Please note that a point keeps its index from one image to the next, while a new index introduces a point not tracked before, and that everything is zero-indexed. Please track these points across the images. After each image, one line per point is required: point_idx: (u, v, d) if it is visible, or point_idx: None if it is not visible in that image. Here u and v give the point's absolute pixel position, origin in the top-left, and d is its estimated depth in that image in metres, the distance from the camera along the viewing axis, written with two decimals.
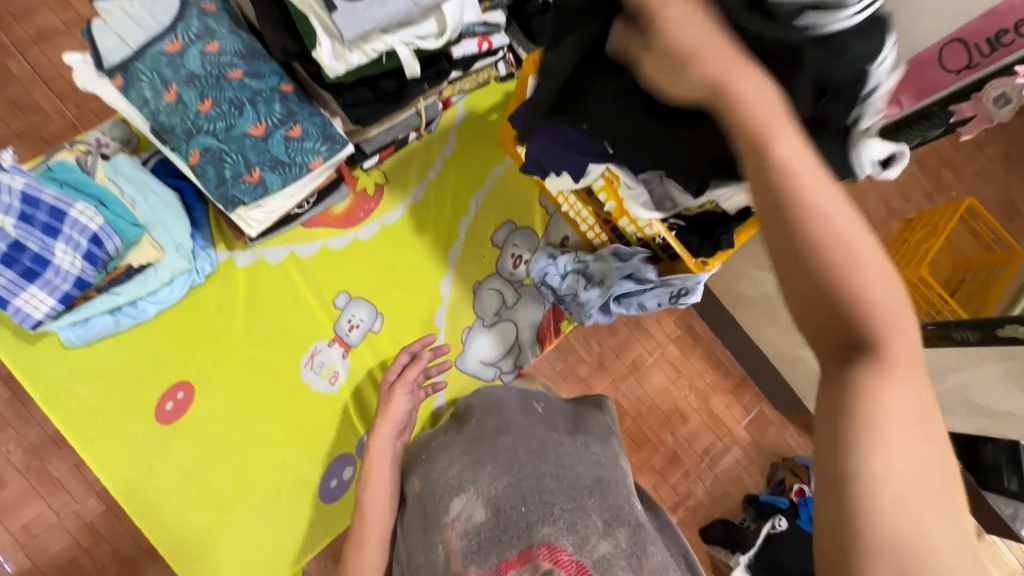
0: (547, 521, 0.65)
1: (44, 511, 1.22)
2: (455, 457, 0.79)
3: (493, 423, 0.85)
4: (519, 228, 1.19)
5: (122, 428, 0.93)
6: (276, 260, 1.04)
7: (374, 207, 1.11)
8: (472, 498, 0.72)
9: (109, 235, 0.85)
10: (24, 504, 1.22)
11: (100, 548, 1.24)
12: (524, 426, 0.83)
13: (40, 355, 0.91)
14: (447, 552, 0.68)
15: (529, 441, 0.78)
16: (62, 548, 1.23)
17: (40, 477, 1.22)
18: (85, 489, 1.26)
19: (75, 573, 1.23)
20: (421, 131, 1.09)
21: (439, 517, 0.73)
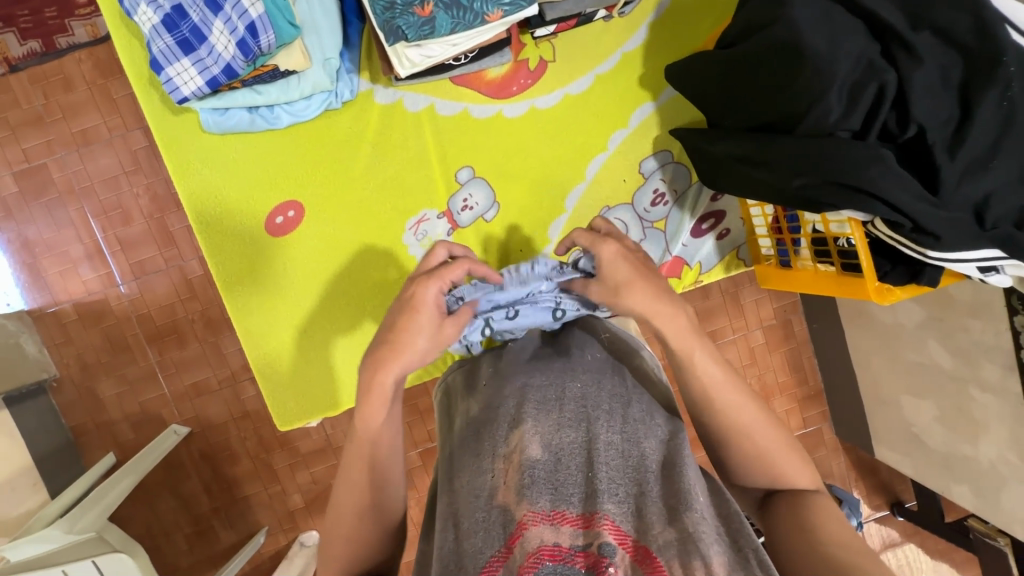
0: (613, 494, 0.59)
1: (155, 257, 1.36)
2: (518, 383, 0.74)
3: (561, 354, 0.79)
4: (675, 162, 1.03)
5: (234, 228, 0.96)
6: (414, 109, 0.97)
7: (529, 84, 0.98)
8: (533, 432, 0.65)
9: (265, 28, 0.79)
10: (141, 245, 1.35)
11: (192, 305, 1.38)
12: (593, 366, 0.75)
13: (181, 127, 0.93)
14: (495, 480, 0.63)
15: (600, 393, 0.71)
16: (163, 292, 1.38)
17: (159, 227, 1.35)
18: (191, 252, 1.38)
19: (171, 316, 1.38)
20: (613, 12, 0.93)
21: (492, 435, 0.68)
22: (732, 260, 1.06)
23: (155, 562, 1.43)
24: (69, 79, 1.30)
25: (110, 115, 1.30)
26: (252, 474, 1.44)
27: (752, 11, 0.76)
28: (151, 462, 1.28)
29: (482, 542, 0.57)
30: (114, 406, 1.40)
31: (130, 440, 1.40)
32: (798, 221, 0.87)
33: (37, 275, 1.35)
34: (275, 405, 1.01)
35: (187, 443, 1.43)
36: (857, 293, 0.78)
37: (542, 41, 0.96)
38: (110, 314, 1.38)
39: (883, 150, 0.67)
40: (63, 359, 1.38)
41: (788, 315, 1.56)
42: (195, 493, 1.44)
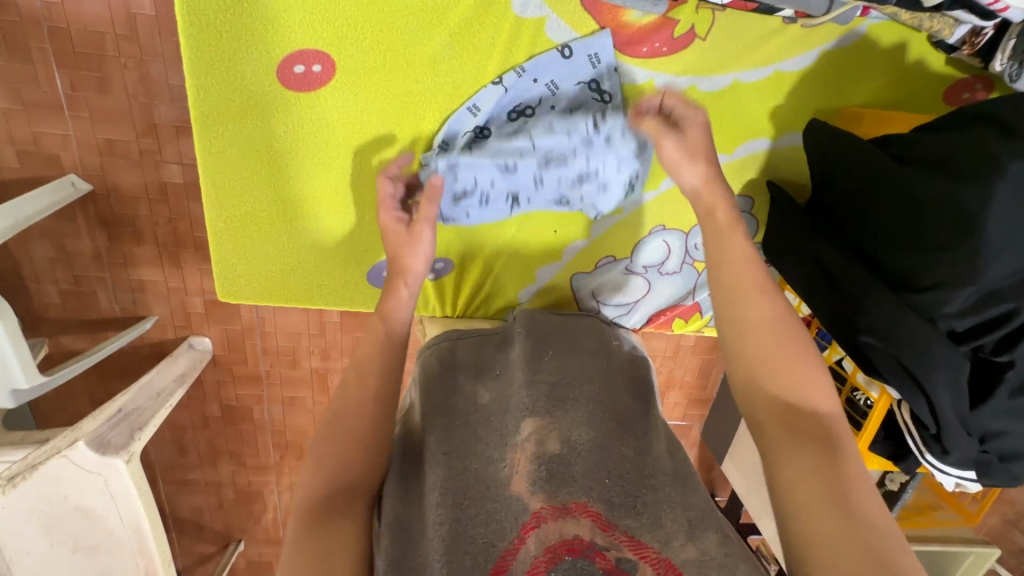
0: (630, 508, 0.64)
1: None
2: (534, 374, 0.76)
3: (580, 355, 0.81)
4: (750, 212, 0.92)
5: (242, 48, 0.72)
6: (522, 15, 0.73)
7: (662, 52, 0.78)
8: (550, 428, 0.70)
9: None
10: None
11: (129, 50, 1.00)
12: (607, 376, 0.80)
13: None
14: (505, 467, 0.66)
15: (613, 401, 0.76)
16: (96, 16, 0.97)
17: None
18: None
19: (98, 53, 1.00)
20: (797, 16, 0.76)
21: (503, 424, 0.71)
22: None
23: (16, 305, 1.24)
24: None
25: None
26: (156, 262, 1.23)
27: (955, 145, 0.64)
28: (41, 209, 1.01)
29: (491, 531, 0.60)
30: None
31: (15, 173, 1.09)
32: (826, 343, 0.85)
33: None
34: (221, 270, 0.87)
35: (86, 204, 1.15)
36: None
37: (706, 7, 0.75)
38: (9, 6, 0.95)
39: (966, 363, 0.64)
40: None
41: None
42: (82, 258, 1.21)
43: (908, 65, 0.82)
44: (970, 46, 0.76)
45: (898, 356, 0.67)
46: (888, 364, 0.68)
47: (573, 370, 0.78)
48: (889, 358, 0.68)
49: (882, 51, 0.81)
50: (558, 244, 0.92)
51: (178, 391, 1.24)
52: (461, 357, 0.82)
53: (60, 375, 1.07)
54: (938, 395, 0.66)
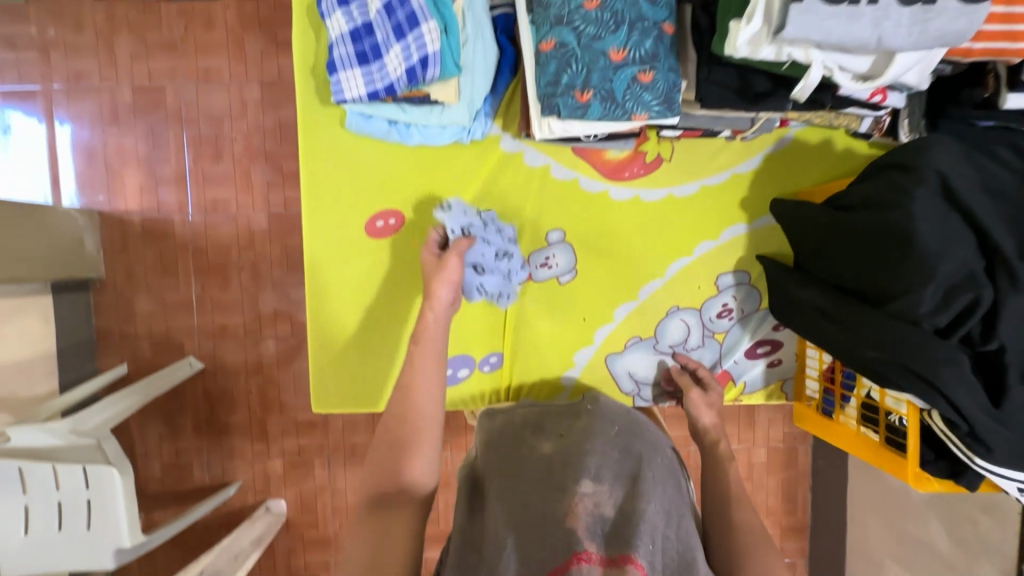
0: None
1: (230, 199, 1.43)
2: (601, 444, 0.80)
3: (646, 444, 0.84)
4: (750, 283, 1.08)
5: (341, 214, 1.03)
6: (532, 165, 1.03)
7: (640, 174, 1.04)
8: (612, 492, 0.73)
9: (434, 62, 0.87)
10: (222, 184, 1.43)
11: (247, 254, 1.45)
12: (667, 462, 0.83)
13: (325, 120, 1.01)
14: (565, 508, 0.70)
15: (671, 487, 0.79)
16: (226, 235, 1.44)
17: (243, 174, 1.42)
18: (263, 205, 1.44)
19: (224, 258, 1.45)
20: (737, 134, 1.00)
21: (569, 475, 0.75)
22: (775, 390, 1.10)
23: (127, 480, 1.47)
24: (214, 21, 1.39)
25: (236, 62, 1.39)
26: (246, 427, 1.48)
27: (882, 187, 0.81)
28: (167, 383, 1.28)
29: (547, 552, 0.66)
30: (144, 322, 1.46)
31: (147, 359, 1.46)
32: (853, 379, 0.92)
33: (119, 181, 1.43)
34: (318, 386, 1.07)
35: (197, 378, 1.47)
36: (895, 469, 0.82)
37: (664, 140, 1.03)
38: (168, 237, 1.44)
39: (963, 355, 0.71)
40: (113, 265, 1.44)
41: (794, 444, 1.66)
42: (184, 432, 1.48)
43: (836, 153, 1.05)
44: (879, 130, 0.99)
45: (901, 363, 0.74)
46: (897, 373, 0.76)
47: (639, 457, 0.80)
48: (895, 367, 0.76)
49: (812, 146, 1.05)
50: (589, 329, 1.08)
51: (253, 554, 1.26)
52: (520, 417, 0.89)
53: (155, 537, 1.02)
54: (953, 391, 0.71)
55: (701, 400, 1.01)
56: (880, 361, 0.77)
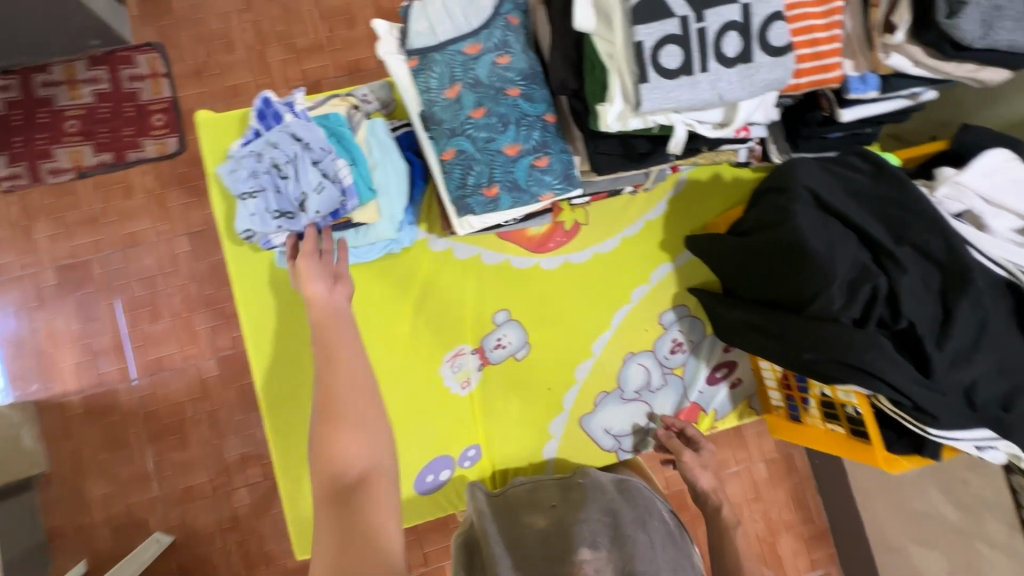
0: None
1: (175, 354, 1.40)
2: (597, 515, 0.80)
3: (642, 501, 0.85)
4: (691, 315, 1.14)
5: (290, 347, 1.04)
6: (463, 256, 1.09)
7: (564, 241, 1.11)
8: (610, 558, 0.73)
9: (351, 194, 0.94)
10: (165, 341, 1.40)
11: (202, 405, 1.40)
12: (665, 524, 0.83)
13: (256, 262, 1.03)
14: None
15: (672, 550, 0.77)
16: (176, 391, 1.40)
17: (184, 326, 1.41)
18: (211, 351, 1.42)
19: (178, 416, 1.39)
20: (638, 187, 1.10)
21: (566, 548, 0.76)
22: (744, 408, 1.14)
23: None
24: (131, 187, 1.41)
25: (161, 220, 1.41)
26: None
27: (767, 213, 0.90)
28: (133, 571, 1.19)
29: None
30: (98, 508, 1.35)
31: (109, 548, 1.33)
32: (806, 382, 0.97)
33: (51, 364, 1.37)
34: (297, 532, 1.01)
35: (168, 555, 1.35)
36: (867, 457, 0.86)
37: (577, 208, 1.12)
38: (116, 409, 1.38)
39: (883, 338, 0.77)
40: (56, 454, 1.35)
41: (788, 451, 1.69)
42: None
43: (728, 182, 1.17)
44: (755, 157, 1.12)
45: (834, 359, 0.80)
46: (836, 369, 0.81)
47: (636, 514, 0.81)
48: (830, 364, 0.81)
49: (705, 182, 1.16)
50: (556, 398, 1.10)
51: None
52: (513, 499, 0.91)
53: None
54: (888, 374, 0.76)
55: (695, 462, 0.98)
56: (816, 361, 0.83)
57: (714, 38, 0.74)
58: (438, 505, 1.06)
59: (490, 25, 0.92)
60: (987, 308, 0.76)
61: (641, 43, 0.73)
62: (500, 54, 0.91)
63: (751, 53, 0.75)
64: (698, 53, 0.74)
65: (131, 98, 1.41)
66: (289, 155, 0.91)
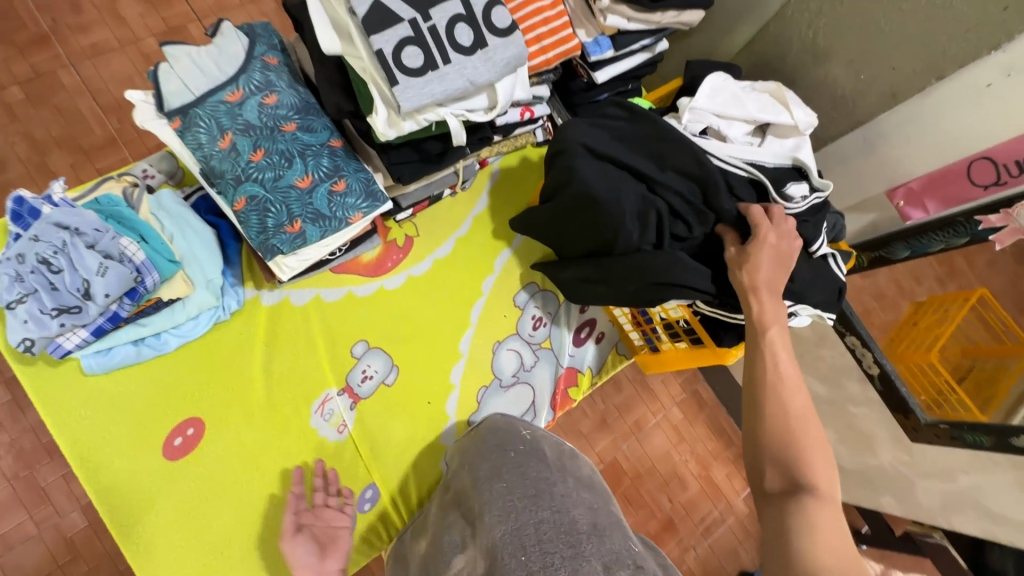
0: (546, 568, 0.60)
1: (25, 521, 1.22)
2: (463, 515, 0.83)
3: (493, 457, 0.88)
4: (542, 290, 1.19)
5: (129, 459, 0.93)
6: (300, 302, 1.05)
7: (401, 258, 1.12)
8: (477, 553, 0.74)
9: (148, 269, 0.87)
10: (7, 511, 1.21)
11: (76, 568, 1.23)
12: (515, 462, 0.84)
13: (60, 379, 0.91)
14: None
15: (524, 484, 0.78)
16: (40, 562, 1.22)
17: (27, 486, 1.23)
18: (70, 502, 1.25)
19: None
20: (456, 189, 1.13)
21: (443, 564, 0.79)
22: (614, 357, 1.23)
23: None
24: None
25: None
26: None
27: (554, 175, 0.95)
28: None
29: None
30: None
31: None
32: (648, 314, 1.07)
33: None
34: None
35: None
36: (706, 359, 0.98)
37: (404, 222, 1.13)
38: None
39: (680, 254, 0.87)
40: None
41: (693, 387, 1.83)
42: None
43: (537, 161, 1.25)
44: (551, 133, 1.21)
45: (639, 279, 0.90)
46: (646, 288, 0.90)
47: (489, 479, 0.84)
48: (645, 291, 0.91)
49: (517, 166, 1.24)
50: (439, 408, 1.10)
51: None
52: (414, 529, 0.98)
53: None
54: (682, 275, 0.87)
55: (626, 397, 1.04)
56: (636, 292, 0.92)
57: (447, 33, 0.80)
58: (350, 558, 1.02)
59: (247, 68, 0.90)
60: (746, 204, 0.89)
61: (381, 51, 0.76)
62: (265, 94, 0.90)
63: (484, 39, 0.82)
64: (435, 49, 0.80)
65: None
66: (44, 251, 0.81)
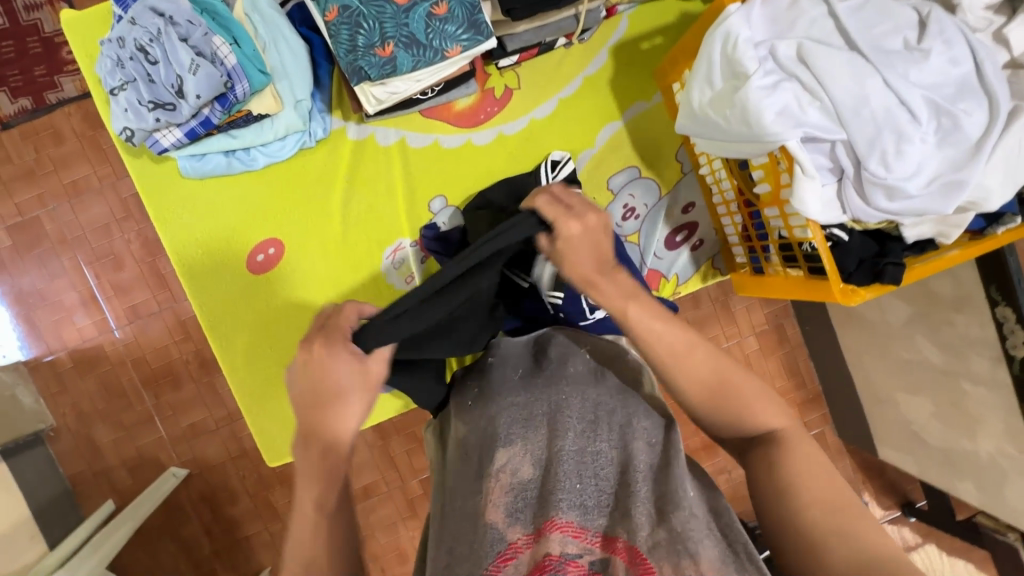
0: (600, 507, 0.61)
1: (149, 300, 1.40)
2: (514, 390, 0.74)
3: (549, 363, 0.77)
4: (642, 177, 1.05)
5: (218, 265, 0.99)
6: (385, 142, 1.00)
7: (496, 111, 1.01)
8: (522, 452, 0.66)
9: (239, 77, 0.83)
10: (134, 289, 1.40)
11: (186, 346, 1.42)
12: (580, 367, 0.75)
13: (164, 176, 0.96)
14: (482, 499, 0.63)
15: (586, 399, 0.70)
16: (156, 333, 1.42)
17: (151, 270, 1.39)
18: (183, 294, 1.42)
19: (165, 358, 1.42)
20: (572, 39, 0.97)
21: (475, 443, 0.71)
22: (708, 270, 1.08)
23: None
24: (60, 132, 1.35)
25: (99, 165, 1.35)
26: (253, 514, 1.46)
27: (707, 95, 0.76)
28: (150, 506, 1.31)
29: (475, 554, 0.58)
30: (112, 452, 1.43)
31: (130, 485, 1.43)
32: (764, 228, 0.90)
33: (32, 323, 1.39)
34: (266, 446, 1.03)
35: (186, 485, 1.45)
36: (824, 294, 0.81)
37: (506, 71, 1.00)
38: (104, 358, 1.41)
39: None
40: (58, 408, 1.41)
41: (780, 320, 1.66)
42: (195, 539, 1.46)
43: (675, 21, 1.02)
44: None
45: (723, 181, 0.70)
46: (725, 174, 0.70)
47: (541, 385, 0.74)
48: None
49: (650, 24, 1.02)
50: None
51: None
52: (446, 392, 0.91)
53: None
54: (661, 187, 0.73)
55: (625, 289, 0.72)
56: None
57: None
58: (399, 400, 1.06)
59: None
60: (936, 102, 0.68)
61: None
62: None
63: None
64: None
65: (35, 32, 1.31)
66: (143, 40, 0.80)
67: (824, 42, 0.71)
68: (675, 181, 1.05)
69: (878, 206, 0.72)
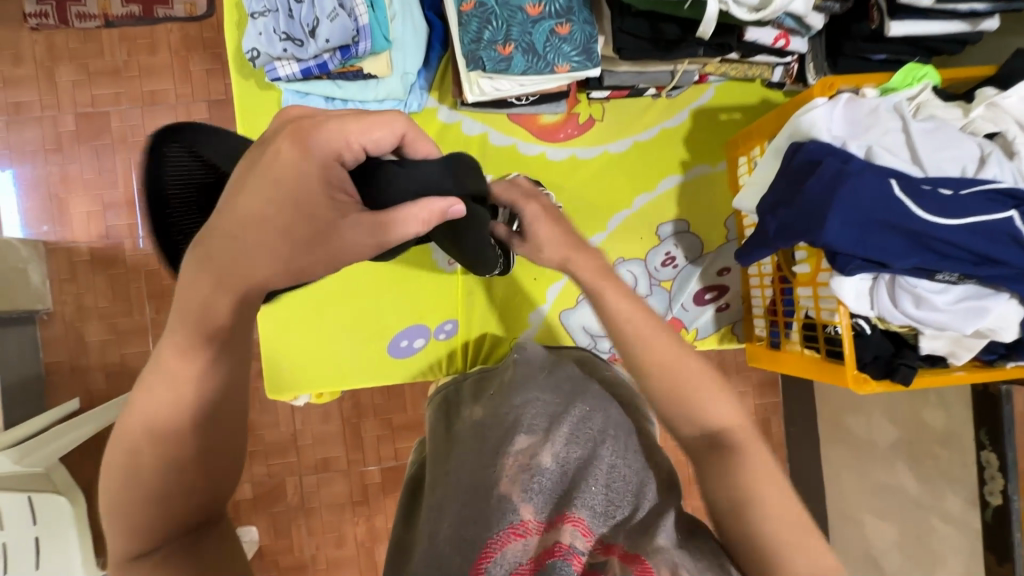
0: (606, 517, 0.63)
1: None
2: (541, 394, 0.77)
3: (573, 376, 0.83)
4: (689, 232, 1.11)
5: None
6: (469, 132, 1.07)
7: (575, 134, 1.09)
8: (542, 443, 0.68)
9: (365, 36, 0.90)
10: None
11: None
12: (602, 394, 0.80)
13: (265, 103, 1.03)
14: (496, 475, 0.64)
15: (606, 418, 0.75)
16: None
17: None
18: None
19: None
20: (662, 91, 1.05)
21: (497, 428, 0.72)
22: (726, 333, 1.13)
23: None
24: (156, 44, 1.41)
25: (182, 83, 1.40)
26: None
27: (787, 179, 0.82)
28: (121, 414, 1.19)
29: (483, 527, 0.58)
30: (95, 353, 1.40)
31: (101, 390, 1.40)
32: (793, 306, 0.96)
33: (64, 207, 1.39)
34: (271, 376, 1.04)
35: None
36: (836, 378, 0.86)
37: (595, 102, 1.09)
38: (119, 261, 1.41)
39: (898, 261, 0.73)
40: (60, 295, 1.39)
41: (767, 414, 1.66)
42: None
43: (755, 104, 1.11)
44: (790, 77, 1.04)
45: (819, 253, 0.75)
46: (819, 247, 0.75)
47: (567, 394, 0.78)
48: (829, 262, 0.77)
49: (732, 101, 1.11)
50: (540, 288, 1.10)
51: None
52: (463, 391, 0.88)
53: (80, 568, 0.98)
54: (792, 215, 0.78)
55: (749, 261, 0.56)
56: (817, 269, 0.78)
57: None
58: (408, 371, 1.08)
59: None
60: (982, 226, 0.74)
61: None
62: None
63: None
64: None
65: None
66: None
67: (893, 151, 0.78)
68: (718, 244, 1.12)
69: (904, 310, 0.78)
